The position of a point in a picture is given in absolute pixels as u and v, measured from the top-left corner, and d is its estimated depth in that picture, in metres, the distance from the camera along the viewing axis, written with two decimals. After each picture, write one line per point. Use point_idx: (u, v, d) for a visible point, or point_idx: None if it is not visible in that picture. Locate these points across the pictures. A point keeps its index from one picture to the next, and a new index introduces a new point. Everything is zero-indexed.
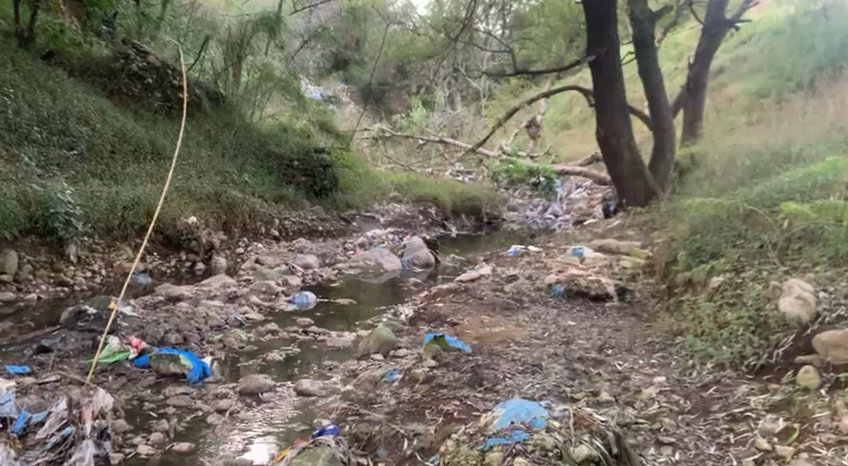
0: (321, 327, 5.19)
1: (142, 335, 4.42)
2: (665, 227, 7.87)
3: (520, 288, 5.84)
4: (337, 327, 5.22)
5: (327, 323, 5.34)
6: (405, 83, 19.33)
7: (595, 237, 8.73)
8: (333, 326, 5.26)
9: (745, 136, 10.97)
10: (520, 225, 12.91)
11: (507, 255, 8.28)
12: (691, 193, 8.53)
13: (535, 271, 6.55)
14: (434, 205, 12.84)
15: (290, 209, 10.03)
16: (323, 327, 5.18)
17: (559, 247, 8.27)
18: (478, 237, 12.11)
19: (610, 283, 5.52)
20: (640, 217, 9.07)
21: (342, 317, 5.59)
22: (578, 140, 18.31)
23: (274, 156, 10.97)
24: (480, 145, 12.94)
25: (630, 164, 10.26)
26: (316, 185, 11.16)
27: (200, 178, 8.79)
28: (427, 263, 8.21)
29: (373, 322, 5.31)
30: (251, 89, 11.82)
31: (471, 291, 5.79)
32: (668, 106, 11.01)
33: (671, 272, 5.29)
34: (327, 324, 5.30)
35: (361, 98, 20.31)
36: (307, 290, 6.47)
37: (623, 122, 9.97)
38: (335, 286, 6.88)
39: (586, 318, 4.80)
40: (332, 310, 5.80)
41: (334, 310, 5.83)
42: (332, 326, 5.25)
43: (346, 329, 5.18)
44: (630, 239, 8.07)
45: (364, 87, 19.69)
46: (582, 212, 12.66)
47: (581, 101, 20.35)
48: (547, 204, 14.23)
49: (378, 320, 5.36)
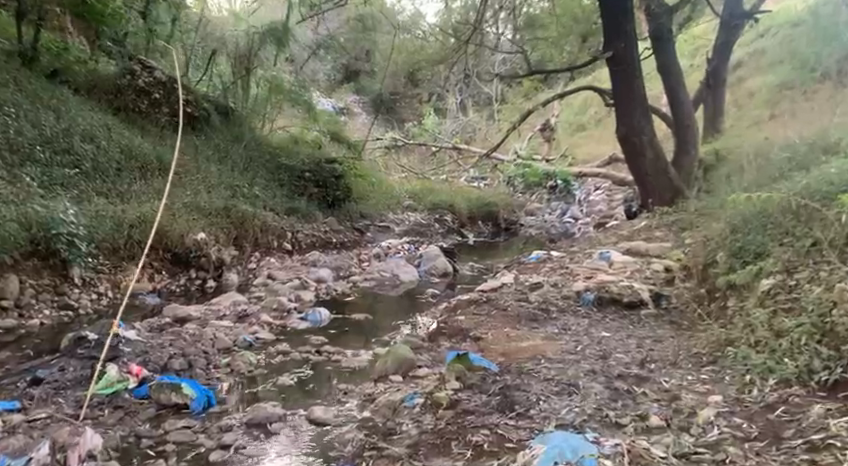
0: (336, 345, 4.87)
1: (144, 362, 4.12)
2: (695, 227, 7.48)
3: (546, 296, 5.48)
4: (353, 345, 4.90)
5: (343, 341, 5.02)
6: (416, 91, 19.04)
7: (620, 240, 8.34)
8: (349, 344, 4.93)
9: (773, 130, 10.54)
10: (539, 230, 12.52)
11: (528, 262, 7.90)
12: (722, 190, 8.13)
13: (560, 277, 6.18)
14: (450, 212, 12.50)
15: (303, 222, 9.74)
16: (339, 345, 4.87)
17: (582, 251, 7.89)
18: (496, 244, 11.73)
19: (643, 289, 5.14)
20: (667, 217, 8.67)
21: (358, 333, 5.27)
22: (595, 141, 17.88)
23: (284, 168, 10.69)
24: (495, 149, 12.60)
25: (653, 162, 9.87)
26: (329, 196, 10.86)
27: (209, 193, 8.53)
28: (445, 273, 7.86)
29: (391, 339, 4.98)
30: (260, 102, 11.59)
31: (494, 301, 5.44)
32: (690, 101, 10.61)
33: (711, 276, 4.89)
34: (342, 342, 4.99)
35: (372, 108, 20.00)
36: (321, 306, 6.16)
37: (644, 120, 9.58)
38: (350, 300, 6.56)
39: (621, 328, 4.42)
40: (348, 326, 5.47)
41: (349, 325, 5.51)
42: (348, 344, 4.93)
43: (363, 346, 4.85)
44: (659, 241, 7.68)
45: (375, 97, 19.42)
46: (603, 214, 12.26)
47: (595, 102, 19.94)
48: (566, 207, 13.82)
49: (396, 336, 5.03)
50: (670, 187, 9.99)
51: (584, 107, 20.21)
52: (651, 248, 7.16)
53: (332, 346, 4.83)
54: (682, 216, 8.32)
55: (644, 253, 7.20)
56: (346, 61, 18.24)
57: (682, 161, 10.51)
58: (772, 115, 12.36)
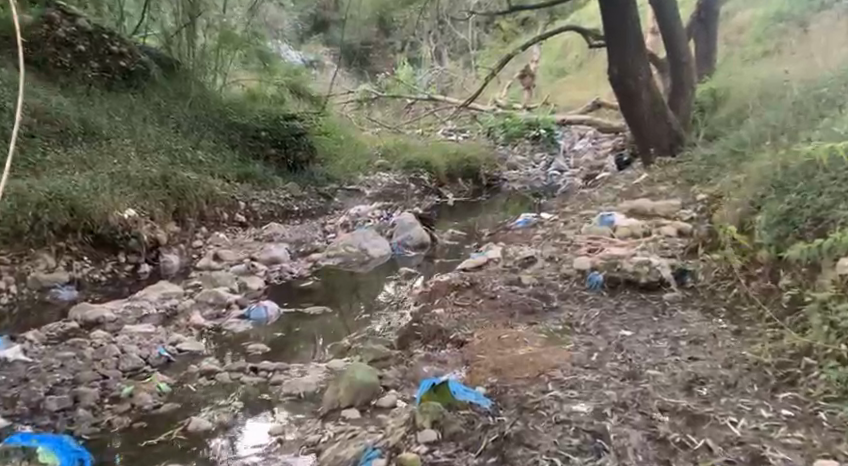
0: (283, 357, 3.82)
1: (12, 401, 3.05)
2: (711, 185, 6.45)
3: (543, 278, 4.46)
4: (304, 354, 3.84)
5: (294, 349, 3.96)
6: (389, 41, 17.63)
7: (619, 197, 7.30)
8: (299, 353, 3.88)
9: (780, 69, 9.49)
10: (523, 186, 11.47)
11: (517, 228, 6.83)
12: (735, 137, 7.11)
13: (557, 249, 5.16)
14: (427, 171, 11.27)
15: (258, 189, 8.58)
16: (286, 357, 3.81)
17: (578, 213, 6.86)
18: (477, 204, 10.64)
19: (663, 266, 4.14)
20: (671, 169, 7.64)
21: (312, 336, 4.21)
22: (579, 86, 16.68)
23: (236, 127, 9.38)
24: (474, 99, 11.42)
25: (650, 106, 8.77)
26: (290, 157, 9.78)
27: (143, 160, 7.33)
28: (423, 244, 6.84)
29: (353, 343, 3.93)
30: (209, 53, 10.21)
31: (480, 288, 4.39)
32: (685, 36, 9.49)
33: (751, 250, 3.90)
34: (292, 350, 3.94)
35: (343, 61, 18.56)
36: (271, 297, 5.07)
37: (639, 58, 8.49)
38: (307, 285, 5.47)
39: (646, 326, 3.42)
40: (301, 327, 4.40)
41: (303, 324, 4.45)
42: (298, 354, 3.87)
43: (316, 356, 3.80)
44: (666, 198, 6.66)
45: (346, 48, 17.98)
46: (591, 165, 11.23)
47: (577, 44, 18.56)
48: (551, 159, 12.70)
49: (359, 339, 3.99)
50: (669, 132, 8.93)
51: (565, 51, 18.83)
52: (659, 208, 6.14)
53: (277, 358, 3.78)
54: (690, 168, 7.30)
55: (652, 214, 6.16)
56: (314, 10, 16.74)
57: (679, 103, 9.45)
58: (770, 50, 11.28)
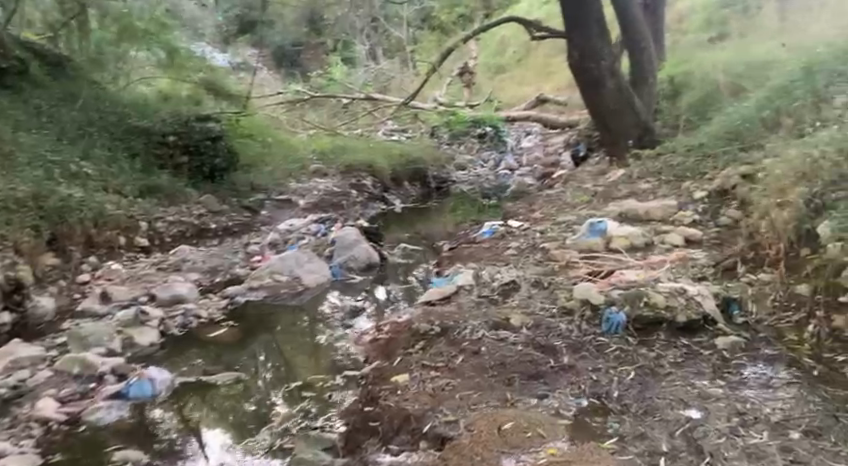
0: (203, 414, 3.02)
1: None
2: (709, 183, 5.45)
3: (536, 317, 3.32)
4: (224, 436, 2.79)
5: (219, 394, 3.22)
6: (322, 38, 16.30)
7: (595, 199, 6.25)
8: (229, 424, 2.91)
9: (749, 50, 8.66)
10: (472, 188, 10.44)
11: (481, 241, 5.68)
12: (723, 124, 6.19)
13: (546, 272, 4.03)
14: (368, 174, 10.01)
15: (164, 205, 7.16)
16: (206, 416, 3.00)
17: (552, 219, 5.79)
18: (427, 210, 9.50)
19: (705, 296, 3.05)
20: (651, 163, 6.66)
21: (250, 374, 3.48)
22: (520, 80, 15.73)
23: (138, 132, 7.82)
24: (416, 95, 10.10)
25: (616, 94, 7.57)
26: (206, 166, 8.16)
27: (8, 177, 5.79)
28: (369, 267, 5.62)
29: (277, 422, 2.84)
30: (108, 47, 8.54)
31: (456, 337, 3.18)
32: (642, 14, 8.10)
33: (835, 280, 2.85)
34: (220, 399, 3.19)
35: (273, 63, 17.05)
36: (167, 361, 3.71)
37: (602, 39, 7.39)
38: (219, 334, 4.13)
39: (717, 398, 2.31)
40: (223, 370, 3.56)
41: (235, 362, 3.70)
42: (222, 425, 2.90)
43: (242, 421, 2.93)
44: (652, 199, 5.67)
45: (276, 48, 16.54)
46: (545, 161, 10.26)
47: (516, 38, 17.52)
48: (500, 156, 11.69)
49: (288, 412, 2.92)
50: (637, 123, 7.68)
51: (504, 45, 17.71)
52: (651, 211, 5.12)
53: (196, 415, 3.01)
54: (673, 162, 6.35)
55: (645, 218, 5.11)
56: None
57: (643, 91, 8.05)
58: None
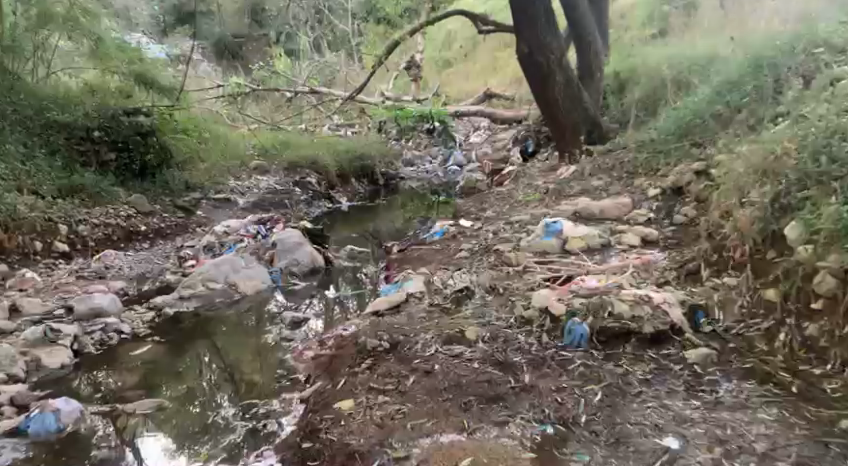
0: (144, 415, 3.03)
1: None
2: (662, 180, 5.30)
3: (492, 329, 3.07)
4: None
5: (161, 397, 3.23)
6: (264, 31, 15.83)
7: (547, 197, 6.07)
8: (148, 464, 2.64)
9: (694, 42, 8.58)
10: (420, 185, 10.21)
11: (431, 243, 5.42)
12: (672, 119, 6.07)
13: (501, 278, 3.80)
14: (313, 172, 9.65)
15: (88, 206, 6.66)
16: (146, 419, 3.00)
17: (504, 218, 5.58)
18: (374, 208, 9.22)
19: (671, 304, 2.85)
20: (601, 159, 6.52)
21: (193, 376, 3.51)
22: (467, 75, 15.53)
23: (58, 126, 7.16)
24: (360, 89, 9.75)
25: (564, 88, 7.34)
26: (136, 163, 7.72)
27: None
28: (313, 271, 5.30)
29: (219, 427, 2.88)
30: (27, 30, 7.57)
31: (405, 353, 2.91)
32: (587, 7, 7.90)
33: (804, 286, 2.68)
34: (161, 400, 3.20)
35: (215, 57, 16.50)
36: (77, 392, 3.38)
37: (552, 31, 7.08)
38: (142, 351, 3.82)
39: (692, 427, 2.12)
40: (165, 372, 3.57)
41: (178, 362, 3.70)
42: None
43: (186, 423, 2.97)
44: (605, 196, 5.51)
45: (218, 41, 16.02)
46: (494, 157, 10.08)
47: (463, 32, 17.31)
48: (449, 152, 11.48)
49: (232, 414, 2.97)
50: (585, 118, 7.50)
51: (450, 39, 17.47)
52: (605, 209, 4.95)
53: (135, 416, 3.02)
54: (624, 158, 6.21)
55: (600, 218, 4.94)
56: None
57: (591, 86, 7.87)
58: None
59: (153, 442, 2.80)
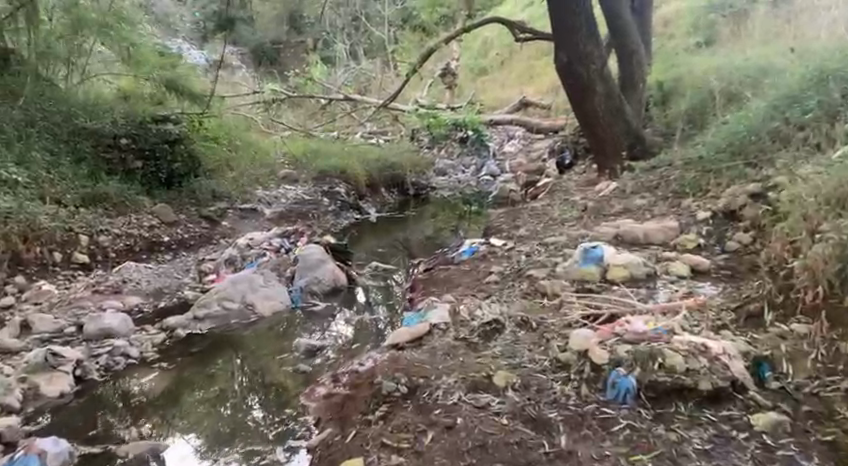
0: (175, 421, 3.20)
1: None
2: (713, 202, 4.88)
3: (525, 374, 2.74)
4: None
5: (193, 400, 3.41)
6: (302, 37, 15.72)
7: (586, 215, 5.69)
8: None
9: (745, 52, 8.10)
10: (452, 194, 10.04)
11: (461, 262, 5.10)
12: (722, 134, 5.63)
13: (535, 311, 3.45)
14: (342, 181, 9.41)
15: (111, 215, 6.53)
16: (178, 422, 3.17)
17: (539, 238, 5.22)
18: (403, 218, 9.01)
19: (732, 356, 2.49)
20: (645, 175, 6.12)
21: (224, 379, 3.65)
22: (503, 82, 15.17)
23: (86, 133, 6.99)
24: (393, 99, 9.44)
25: (605, 99, 6.92)
26: (163, 172, 7.54)
27: None
28: (334, 291, 5.02)
29: (249, 429, 3.04)
30: (66, 35, 7.15)
31: (423, 402, 2.61)
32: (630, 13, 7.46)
33: None
34: (194, 404, 3.37)
35: (252, 62, 16.45)
36: (74, 425, 3.13)
37: (592, 41, 6.71)
38: (146, 381, 3.58)
39: None
40: (195, 378, 3.66)
41: (208, 368, 3.77)
42: None
43: (216, 424, 3.14)
44: (650, 217, 5.11)
45: (256, 47, 15.96)
46: (528, 168, 9.73)
47: (499, 40, 16.96)
48: (482, 162, 11.17)
49: (261, 418, 3.12)
50: (626, 131, 7.06)
51: (487, 46, 17.14)
52: (650, 232, 4.56)
53: (169, 420, 3.21)
54: (670, 176, 5.79)
55: (644, 242, 4.54)
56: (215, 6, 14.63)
57: (633, 96, 7.45)
58: None
59: (183, 443, 2.96)
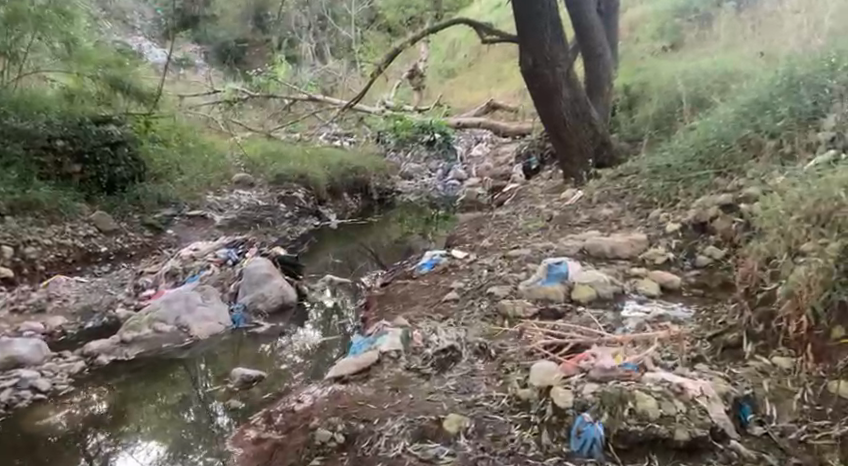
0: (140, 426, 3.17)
1: None
2: (682, 213, 4.61)
3: (479, 417, 2.43)
4: None
5: (154, 407, 3.37)
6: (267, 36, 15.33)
7: (551, 225, 5.41)
8: None
9: (713, 55, 7.89)
10: (418, 197, 9.82)
11: (419, 277, 4.76)
12: (690, 140, 5.39)
13: (494, 338, 3.13)
14: (302, 186, 8.89)
15: (42, 224, 6.03)
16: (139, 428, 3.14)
17: (504, 249, 4.92)
18: (366, 225, 8.61)
19: (711, 398, 2.19)
20: (612, 183, 5.86)
21: (187, 384, 3.63)
22: (472, 84, 14.90)
23: (17, 136, 6.39)
24: (358, 99, 9.05)
25: (571, 104, 6.65)
26: (103, 177, 7.06)
27: None
28: (282, 309, 4.65)
29: (212, 433, 2.97)
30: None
31: (363, 454, 2.31)
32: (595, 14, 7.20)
33: None
34: (155, 410, 3.33)
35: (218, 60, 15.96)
36: None
37: (557, 43, 6.43)
38: (52, 419, 3.22)
39: None
40: (158, 382, 3.67)
41: (167, 377, 3.72)
42: None
43: (179, 430, 3.09)
44: (618, 229, 4.84)
45: (222, 45, 15.54)
46: (495, 173, 9.45)
47: (468, 42, 16.67)
48: (448, 166, 10.89)
49: (226, 422, 3.06)
50: (593, 136, 6.78)
51: (455, 48, 16.84)
52: (619, 246, 4.27)
53: (127, 429, 3.14)
54: (637, 184, 5.54)
55: (612, 257, 4.25)
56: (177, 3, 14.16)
57: (598, 100, 7.19)
58: None
59: (141, 452, 2.90)
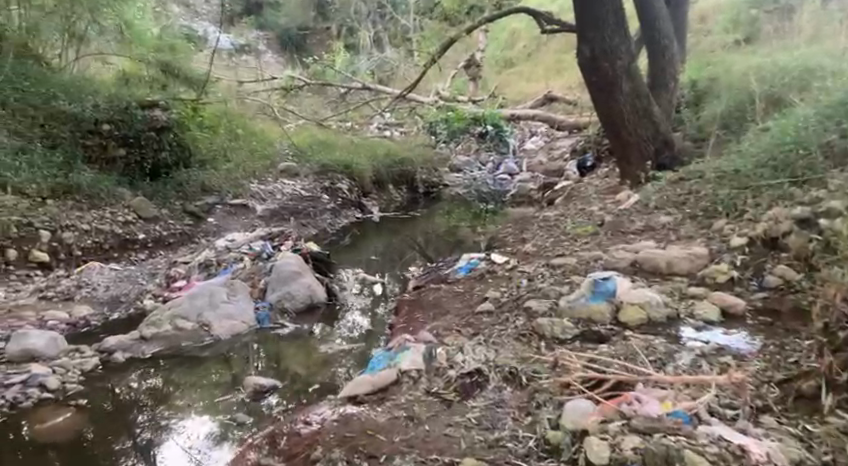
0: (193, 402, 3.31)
1: None
2: (750, 225, 4.15)
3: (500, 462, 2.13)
4: None
5: (207, 384, 3.50)
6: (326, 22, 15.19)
7: (602, 231, 5.01)
8: None
9: (791, 50, 7.26)
10: (467, 192, 9.49)
11: (455, 282, 4.45)
12: (763, 143, 4.88)
13: (526, 362, 2.79)
14: (344, 177, 8.59)
15: (82, 208, 5.97)
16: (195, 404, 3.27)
17: (549, 256, 4.56)
18: (411, 219, 8.34)
19: None
20: (673, 188, 5.40)
21: (239, 365, 3.73)
22: (528, 75, 14.39)
23: (64, 118, 6.26)
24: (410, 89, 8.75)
25: (631, 99, 6.17)
26: (148, 163, 6.84)
27: None
28: (309, 309, 4.43)
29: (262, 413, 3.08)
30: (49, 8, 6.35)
31: None
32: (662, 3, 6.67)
33: None
34: (208, 388, 3.46)
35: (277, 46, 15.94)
36: None
37: (618, 35, 5.96)
38: (56, 419, 3.06)
39: None
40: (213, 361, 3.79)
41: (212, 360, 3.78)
42: None
43: (228, 407, 3.18)
44: (675, 239, 4.42)
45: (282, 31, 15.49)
46: (548, 169, 9.03)
47: (528, 32, 16.16)
48: (500, 160, 10.51)
49: (275, 403, 3.17)
50: (654, 135, 6.29)
51: (514, 39, 16.34)
52: (676, 261, 3.86)
53: (181, 405, 3.28)
54: (700, 190, 5.08)
55: (666, 273, 3.85)
56: None
57: (661, 95, 6.67)
58: None
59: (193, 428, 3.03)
